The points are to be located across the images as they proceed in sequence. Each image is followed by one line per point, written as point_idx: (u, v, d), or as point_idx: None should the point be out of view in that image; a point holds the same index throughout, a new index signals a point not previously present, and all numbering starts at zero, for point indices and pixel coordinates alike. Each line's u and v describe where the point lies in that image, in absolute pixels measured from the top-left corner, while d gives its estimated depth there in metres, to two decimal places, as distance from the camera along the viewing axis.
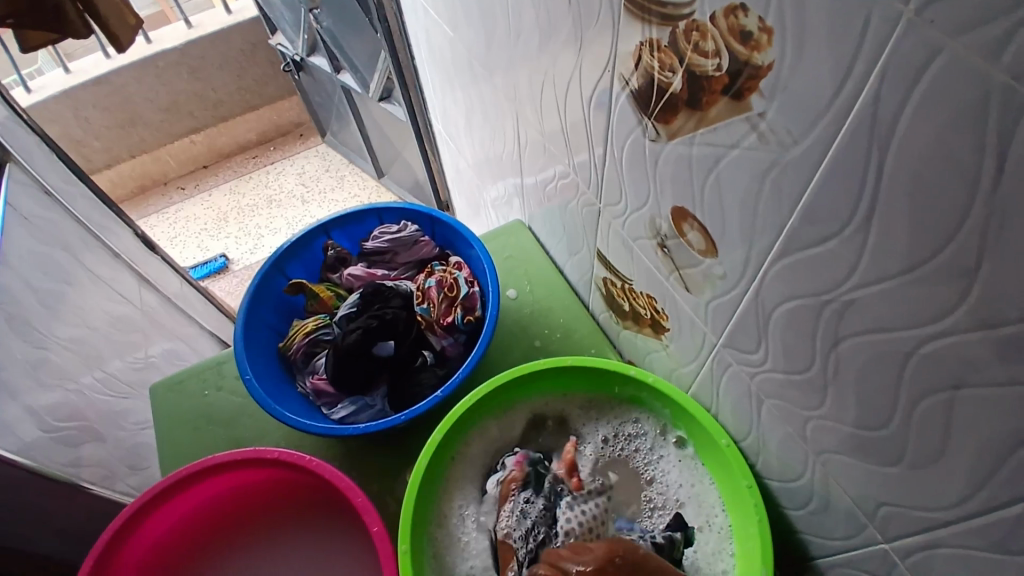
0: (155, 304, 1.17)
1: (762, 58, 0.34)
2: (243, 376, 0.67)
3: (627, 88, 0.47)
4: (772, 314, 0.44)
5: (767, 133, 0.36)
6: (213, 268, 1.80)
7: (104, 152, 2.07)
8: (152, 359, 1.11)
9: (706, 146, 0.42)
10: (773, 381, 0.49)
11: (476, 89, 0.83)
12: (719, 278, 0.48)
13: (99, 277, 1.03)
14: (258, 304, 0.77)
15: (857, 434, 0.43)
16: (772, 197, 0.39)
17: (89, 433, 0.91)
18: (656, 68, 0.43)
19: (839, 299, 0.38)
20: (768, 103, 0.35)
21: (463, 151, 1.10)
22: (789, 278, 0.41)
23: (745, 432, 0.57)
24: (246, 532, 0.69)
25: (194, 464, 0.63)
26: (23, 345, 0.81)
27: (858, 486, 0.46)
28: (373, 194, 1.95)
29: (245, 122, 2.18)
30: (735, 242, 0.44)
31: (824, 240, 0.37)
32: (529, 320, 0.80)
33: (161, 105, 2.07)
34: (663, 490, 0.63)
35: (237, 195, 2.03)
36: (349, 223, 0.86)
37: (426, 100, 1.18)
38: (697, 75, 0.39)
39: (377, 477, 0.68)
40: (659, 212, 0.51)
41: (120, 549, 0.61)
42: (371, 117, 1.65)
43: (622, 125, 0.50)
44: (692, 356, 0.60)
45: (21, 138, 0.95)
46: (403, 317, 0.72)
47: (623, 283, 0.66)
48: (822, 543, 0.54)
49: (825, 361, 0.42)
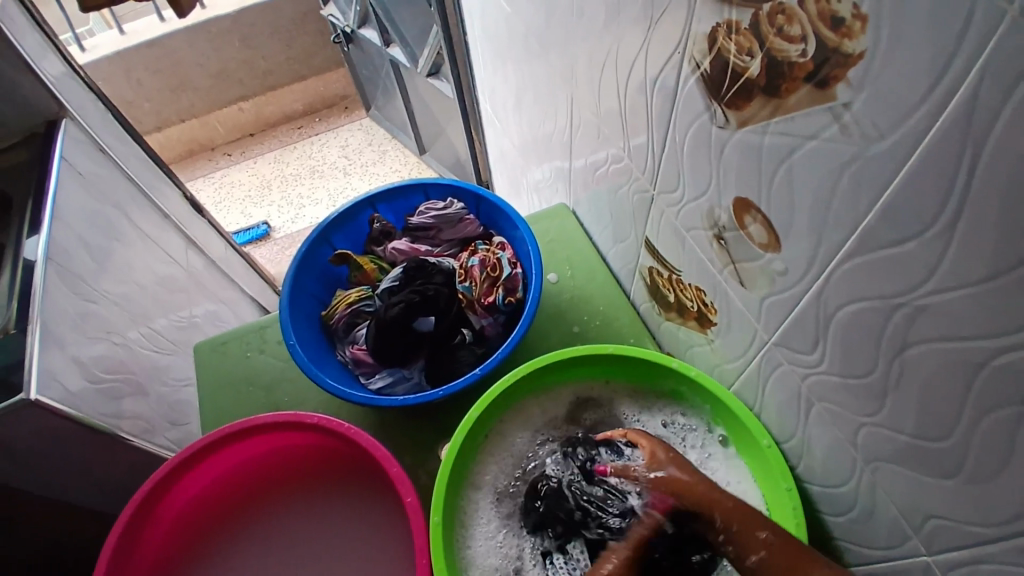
0: (200, 266, 1.20)
1: (853, 45, 0.32)
2: (287, 341, 0.68)
3: (698, 70, 0.46)
4: (834, 315, 0.43)
5: (851, 124, 0.35)
6: (255, 234, 1.83)
7: (154, 115, 2.12)
8: (195, 319, 1.14)
9: (779, 136, 0.40)
10: (827, 383, 0.47)
11: (530, 67, 0.82)
12: (778, 273, 0.47)
13: (149, 236, 1.06)
14: (303, 273, 0.78)
15: (914, 444, 0.41)
16: (848, 193, 0.37)
17: (132, 388, 0.93)
18: (732, 52, 0.41)
19: (911, 303, 0.36)
20: (856, 93, 0.34)
21: (510, 131, 1.09)
22: (857, 278, 0.39)
23: (789, 433, 0.56)
24: (279, 493, 0.70)
25: (237, 423, 0.64)
26: (74, 298, 0.84)
27: (908, 499, 0.45)
28: (413, 170, 1.96)
29: (292, 92, 2.20)
30: (800, 237, 0.42)
31: (902, 241, 0.35)
32: (569, 305, 0.80)
33: (211, 71, 2.10)
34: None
35: (280, 164, 2.06)
36: (395, 198, 0.86)
37: (475, 78, 1.17)
38: (778, 60, 0.38)
39: (410, 450, 0.69)
40: (718, 202, 0.50)
41: (162, 496, 0.64)
42: (417, 92, 1.64)
43: (687, 109, 0.49)
44: (739, 353, 0.58)
45: (75, 94, 0.97)
46: (445, 294, 0.74)
47: (670, 274, 0.65)
48: (859, 553, 0.53)
49: (888, 366, 0.40)
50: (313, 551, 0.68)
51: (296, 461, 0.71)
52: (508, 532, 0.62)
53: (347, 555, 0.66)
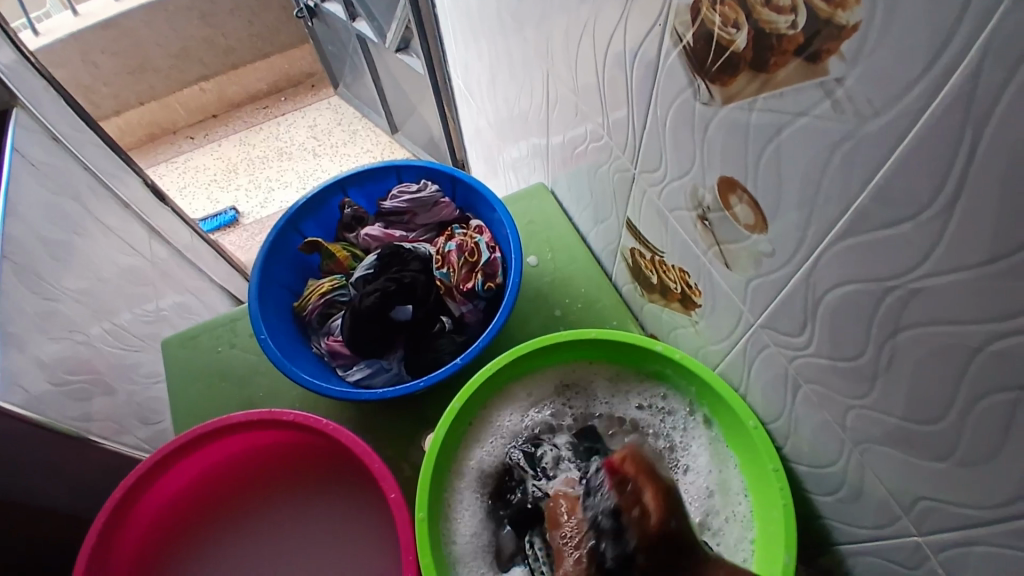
0: (165, 256, 1.16)
1: (847, 17, 0.31)
2: (258, 335, 0.66)
3: (681, 44, 0.43)
4: (824, 298, 0.42)
5: (844, 101, 0.33)
6: (223, 221, 1.77)
7: (112, 99, 2.02)
8: (163, 312, 1.10)
9: (767, 113, 0.39)
10: (815, 365, 0.46)
11: (504, 41, 0.78)
12: (765, 255, 0.45)
13: (111, 229, 1.01)
14: (273, 262, 0.74)
15: (904, 426, 0.41)
16: (840, 173, 0.36)
17: (100, 388, 0.89)
18: (717, 23, 0.39)
19: (905, 287, 0.35)
20: (849, 68, 0.32)
21: (484, 109, 1.06)
22: (847, 260, 0.38)
23: (775, 414, 0.55)
24: (259, 491, 0.68)
25: (211, 422, 0.62)
26: (33, 298, 0.80)
27: (896, 478, 0.44)
28: (385, 150, 1.90)
29: (256, 70, 2.11)
30: (789, 219, 0.41)
31: (897, 222, 0.34)
32: (550, 288, 0.78)
33: (170, 50, 2.01)
34: (691, 479, 0.62)
35: (247, 146, 1.98)
36: (367, 181, 0.83)
37: (447, 53, 1.13)
38: (766, 32, 0.36)
39: (391, 442, 0.67)
40: (702, 182, 0.48)
41: (137, 498, 0.61)
42: (387, 69, 1.59)
43: (670, 85, 0.47)
44: (724, 335, 0.57)
45: (27, 82, 0.91)
46: (421, 281, 0.70)
47: (652, 255, 0.64)
48: (848, 530, 0.53)
49: (879, 350, 0.40)
50: (296, 547, 0.66)
51: (275, 457, 0.69)
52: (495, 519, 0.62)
53: (331, 550, 0.65)
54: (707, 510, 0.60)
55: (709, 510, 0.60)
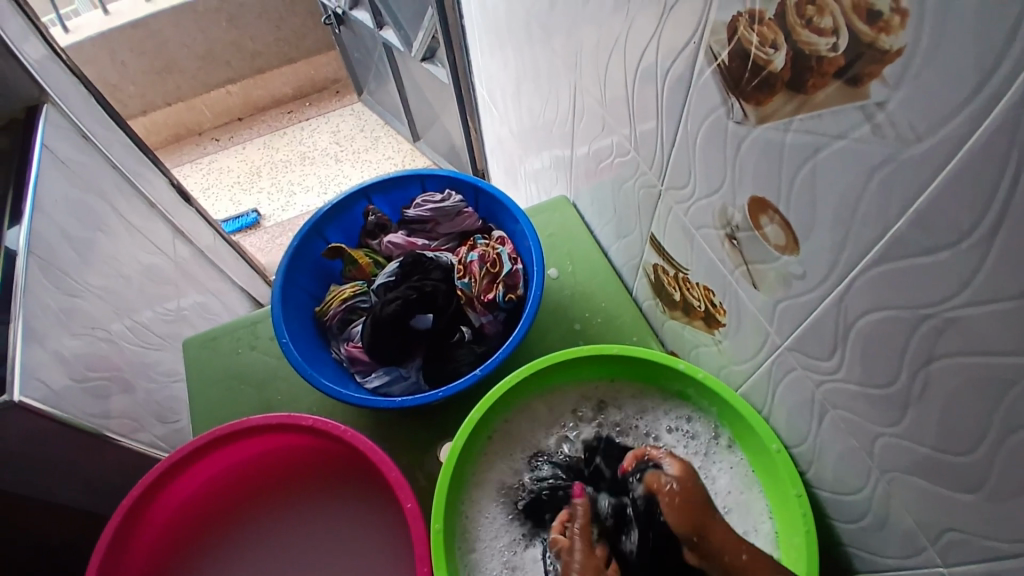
0: (187, 256, 1.17)
1: (891, 41, 0.30)
2: (280, 339, 0.66)
3: (715, 62, 0.43)
4: (855, 324, 0.41)
5: (885, 124, 0.33)
6: (244, 223, 1.79)
7: (140, 99, 2.06)
8: (183, 311, 1.11)
9: (804, 133, 0.38)
10: (843, 391, 0.46)
11: (531, 52, 0.79)
12: (796, 277, 0.45)
13: (134, 227, 1.03)
14: (296, 267, 0.75)
15: (934, 456, 0.40)
16: (878, 198, 0.35)
17: (119, 385, 0.90)
18: (754, 43, 0.39)
19: (941, 315, 0.35)
20: (891, 92, 0.32)
21: (507, 119, 1.06)
22: (881, 286, 0.38)
23: (799, 438, 0.55)
24: (276, 494, 0.69)
25: (229, 424, 0.62)
26: (57, 293, 0.81)
27: (924, 509, 0.43)
28: (406, 157, 1.92)
29: (282, 74, 2.14)
30: (822, 241, 0.41)
31: (935, 249, 0.33)
32: (570, 301, 0.78)
33: (198, 53, 2.04)
34: None
35: (270, 149, 2.01)
36: (391, 189, 0.83)
37: (472, 63, 1.14)
38: (806, 53, 0.35)
39: (407, 451, 0.67)
40: (732, 201, 0.48)
41: (153, 499, 0.62)
42: (411, 77, 1.60)
43: (702, 103, 0.47)
44: (748, 355, 0.57)
45: (57, 78, 0.92)
46: (443, 291, 0.71)
47: (676, 272, 0.63)
48: (870, 560, 0.52)
49: (912, 378, 0.39)
50: (310, 552, 0.66)
51: (289, 461, 0.69)
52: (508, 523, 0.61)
53: (344, 557, 0.65)
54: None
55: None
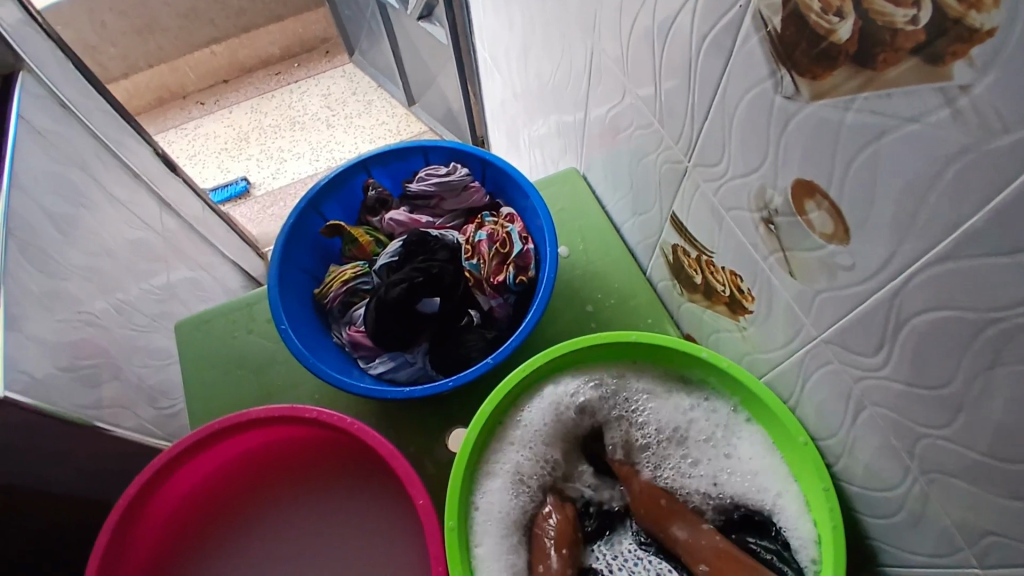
0: (176, 228, 1.11)
1: (982, 20, 0.26)
2: (280, 326, 0.62)
3: (765, 28, 0.38)
4: (910, 322, 0.38)
5: (968, 111, 0.29)
6: (234, 192, 1.72)
7: (121, 62, 1.96)
8: (173, 288, 1.06)
9: (867, 115, 0.34)
10: (887, 390, 0.43)
11: (543, 11, 0.73)
12: (842, 268, 0.41)
13: (119, 202, 0.97)
14: (293, 246, 0.71)
15: (984, 463, 0.38)
16: (951, 190, 0.32)
17: (107, 373, 0.87)
18: (814, 9, 0.34)
19: (1014, 321, 0.32)
20: (979, 75, 0.28)
21: (512, 83, 1.00)
22: (945, 283, 0.34)
23: (828, 432, 0.52)
24: (279, 485, 0.66)
25: (228, 418, 0.59)
26: (39, 276, 0.77)
27: (965, 513, 0.41)
28: (401, 122, 1.84)
29: (268, 33, 2.03)
30: (879, 233, 0.37)
31: (1014, 252, 0.30)
32: (582, 281, 0.74)
33: (180, 12, 1.94)
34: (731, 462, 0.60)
35: (258, 113, 1.92)
36: (391, 161, 0.78)
37: (474, 23, 1.07)
38: (877, 25, 0.31)
39: (415, 439, 0.65)
40: (772, 182, 0.44)
41: (152, 494, 0.59)
42: (406, 37, 1.52)
43: (744, 75, 0.42)
44: (776, 344, 0.54)
45: (31, 43, 0.85)
46: (450, 271, 0.67)
47: (699, 254, 0.60)
48: (898, 555, 0.50)
49: (969, 383, 0.36)
50: (314, 544, 0.64)
51: (293, 452, 0.66)
52: (522, 494, 0.61)
53: (350, 550, 0.63)
54: (756, 491, 0.58)
55: (761, 490, 0.58)
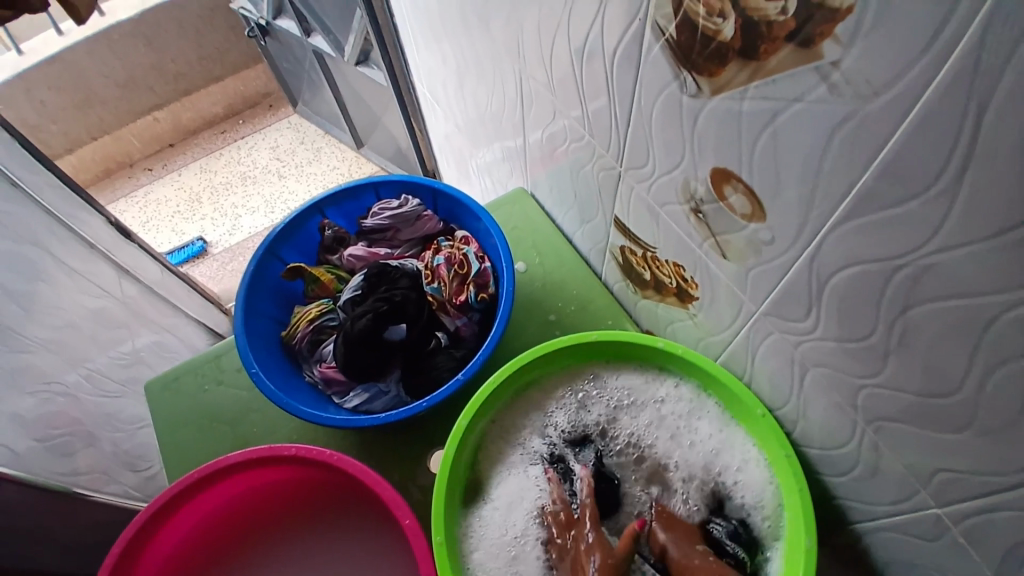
0: (136, 295, 1.04)
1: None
2: (249, 369, 0.63)
3: (663, 36, 0.43)
4: (829, 281, 0.42)
5: (842, 83, 0.33)
6: (190, 253, 1.71)
7: (64, 135, 1.94)
8: (139, 352, 1.06)
9: (760, 101, 0.39)
10: (823, 348, 0.47)
11: (470, 42, 0.77)
12: (764, 243, 0.45)
13: (75, 270, 0.93)
14: (255, 294, 0.72)
15: (920, 401, 0.41)
16: (842, 156, 0.36)
17: (83, 441, 0.93)
18: (702, 13, 0.38)
19: (915, 264, 0.35)
20: (846, 50, 0.32)
21: (453, 115, 1.04)
22: (853, 241, 0.38)
23: (784, 399, 0.56)
24: (265, 534, 0.67)
25: (207, 466, 0.59)
26: None
27: (911, 451, 0.45)
28: (353, 165, 1.87)
29: (210, 94, 2.07)
30: (790, 206, 0.41)
31: (903, 201, 0.34)
32: (542, 293, 0.77)
33: (120, 82, 1.95)
34: (696, 446, 0.62)
35: (207, 172, 1.92)
36: (344, 201, 0.80)
37: (409, 62, 1.12)
38: (755, 19, 0.35)
39: (398, 465, 0.66)
40: (694, 173, 0.48)
41: (135, 559, 0.58)
42: (347, 83, 1.56)
43: (654, 79, 0.46)
44: (725, 324, 0.57)
45: None
46: (413, 298, 0.69)
47: (644, 251, 0.63)
48: (866, 509, 0.53)
49: (890, 328, 0.40)
50: None
51: (275, 499, 0.66)
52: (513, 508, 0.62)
53: None
54: (722, 468, 0.61)
55: (724, 467, 0.61)
